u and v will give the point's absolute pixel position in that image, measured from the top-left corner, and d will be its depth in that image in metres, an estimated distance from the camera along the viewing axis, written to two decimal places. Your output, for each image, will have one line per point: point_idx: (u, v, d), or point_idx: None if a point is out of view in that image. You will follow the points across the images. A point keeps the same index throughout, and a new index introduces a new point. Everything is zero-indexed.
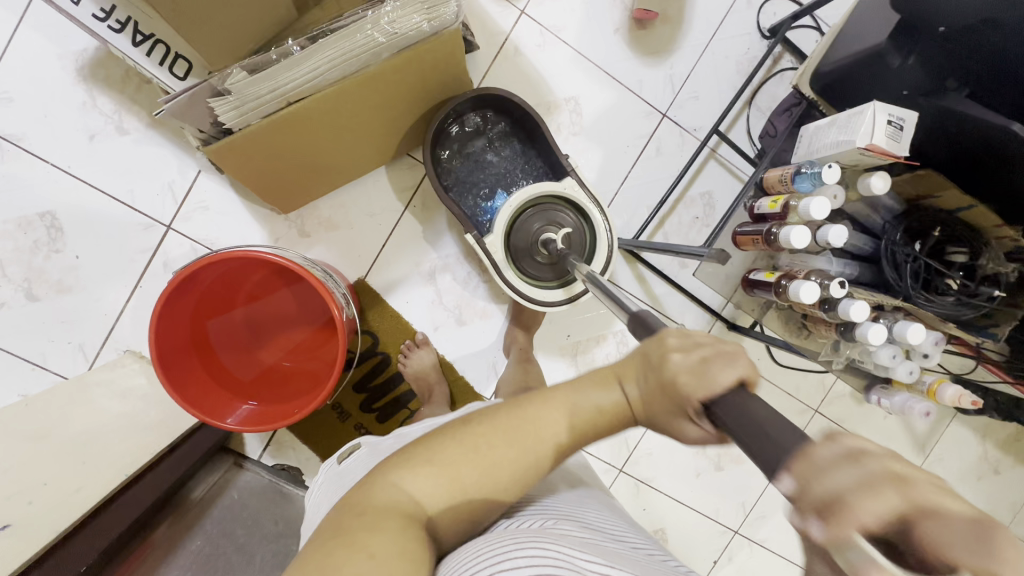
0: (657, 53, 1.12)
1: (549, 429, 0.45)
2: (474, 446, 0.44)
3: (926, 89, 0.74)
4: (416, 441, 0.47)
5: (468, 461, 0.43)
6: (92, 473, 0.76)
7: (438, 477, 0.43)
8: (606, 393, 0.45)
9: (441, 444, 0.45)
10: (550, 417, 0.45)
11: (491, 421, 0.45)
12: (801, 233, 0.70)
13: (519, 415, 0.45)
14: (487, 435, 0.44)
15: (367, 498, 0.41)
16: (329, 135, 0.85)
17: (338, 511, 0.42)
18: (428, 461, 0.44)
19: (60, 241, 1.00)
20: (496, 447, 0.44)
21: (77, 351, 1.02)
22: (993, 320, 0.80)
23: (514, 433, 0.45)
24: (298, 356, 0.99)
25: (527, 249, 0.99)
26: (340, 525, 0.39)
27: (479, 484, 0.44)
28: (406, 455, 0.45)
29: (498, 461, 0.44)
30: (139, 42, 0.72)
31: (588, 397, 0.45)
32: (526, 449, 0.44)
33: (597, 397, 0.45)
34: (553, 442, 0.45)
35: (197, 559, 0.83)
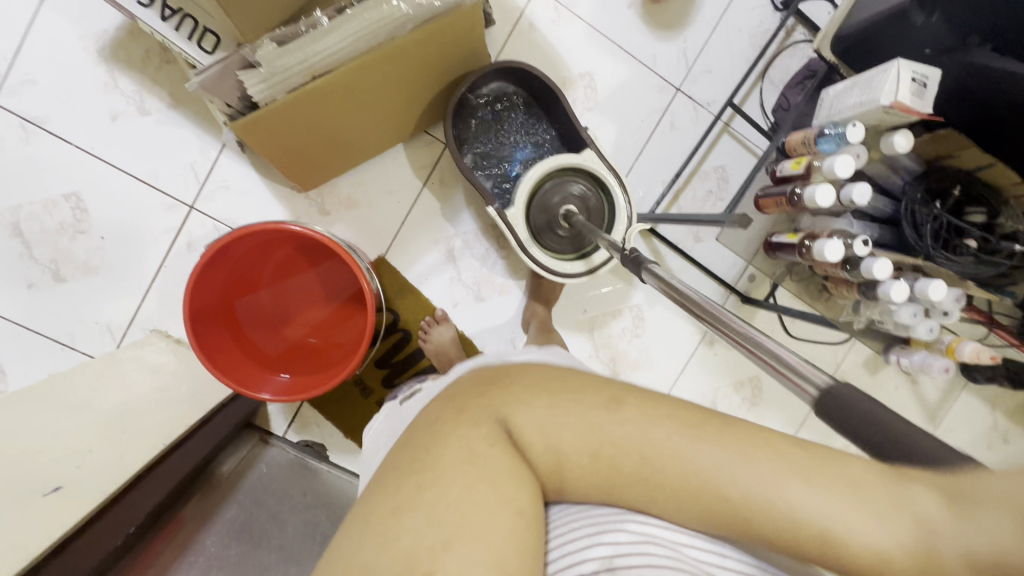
0: (670, 28, 1.13)
1: (721, 483, 0.40)
2: (600, 445, 0.42)
3: (949, 46, 0.75)
4: (534, 381, 0.47)
5: (585, 455, 0.43)
6: (134, 440, 0.78)
7: (543, 436, 0.43)
8: (810, 492, 0.38)
9: (572, 404, 0.44)
10: (699, 462, 0.40)
11: (637, 424, 0.42)
12: (825, 191, 0.71)
13: (663, 445, 0.41)
14: (623, 443, 0.42)
15: (473, 411, 0.45)
16: (353, 109, 0.87)
17: (449, 411, 0.46)
18: (546, 403, 0.44)
19: (86, 222, 1.02)
20: (620, 464, 0.42)
21: (105, 331, 1.04)
22: (1010, 279, 0.81)
23: (651, 456, 0.41)
24: (323, 332, 1.01)
25: (546, 222, 1.00)
26: (450, 430, 0.43)
27: (585, 474, 0.43)
28: (524, 391, 0.45)
29: (626, 485, 0.42)
30: (167, 16, 0.73)
31: (782, 488, 0.38)
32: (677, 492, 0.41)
33: (807, 495, 0.38)
34: (700, 497, 0.40)
35: (234, 528, 0.85)
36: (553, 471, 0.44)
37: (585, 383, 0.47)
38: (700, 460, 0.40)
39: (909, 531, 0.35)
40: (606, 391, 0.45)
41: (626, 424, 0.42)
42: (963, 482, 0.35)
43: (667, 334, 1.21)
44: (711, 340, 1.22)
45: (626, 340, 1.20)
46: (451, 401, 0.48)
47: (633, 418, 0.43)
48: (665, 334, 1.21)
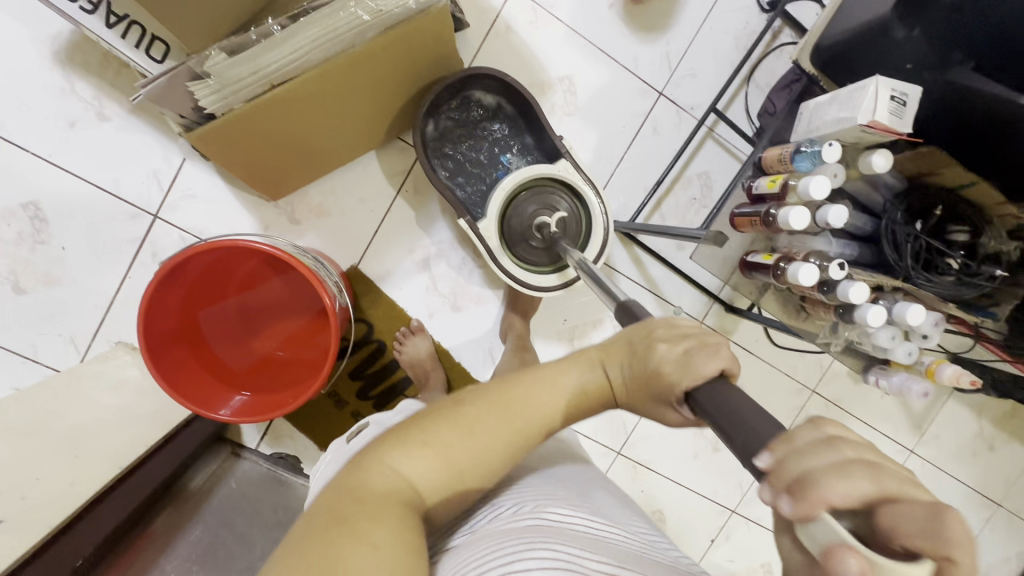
0: (652, 29, 1.09)
1: (547, 407, 0.46)
2: (470, 429, 0.44)
3: (930, 62, 0.72)
4: (404, 425, 0.45)
5: (460, 439, 0.43)
6: (86, 466, 0.75)
7: (433, 460, 0.42)
8: (591, 373, 0.46)
9: (434, 425, 0.44)
10: (543, 397, 0.46)
11: (485, 401, 0.45)
12: (799, 213, 0.69)
13: (511, 396, 0.45)
14: (477, 415, 0.44)
15: (362, 484, 0.40)
16: (315, 119, 0.83)
17: (329, 496, 0.40)
18: (424, 444, 0.43)
19: (45, 233, 0.98)
20: (481, 434, 0.44)
21: (68, 344, 1.01)
22: (993, 299, 0.79)
23: (505, 412, 0.45)
24: (292, 346, 0.99)
25: (521, 234, 0.97)
26: (338, 512, 0.38)
27: (473, 458, 0.43)
28: (400, 434, 0.44)
29: (488, 440, 0.44)
30: (113, 23, 0.69)
31: (576, 376, 0.46)
32: (515, 424, 0.45)
33: (583, 378, 0.46)
34: (546, 421, 0.46)
35: (196, 551, 0.83)
36: (454, 480, 0.43)
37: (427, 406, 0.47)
38: (540, 401, 0.45)
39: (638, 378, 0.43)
40: (451, 393, 0.47)
41: (464, 403, 0.45)
42: (639, 336, 0.44)
43: None
44: None
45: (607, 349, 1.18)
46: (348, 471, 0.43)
47: (476, 401, 0.45)
48: None
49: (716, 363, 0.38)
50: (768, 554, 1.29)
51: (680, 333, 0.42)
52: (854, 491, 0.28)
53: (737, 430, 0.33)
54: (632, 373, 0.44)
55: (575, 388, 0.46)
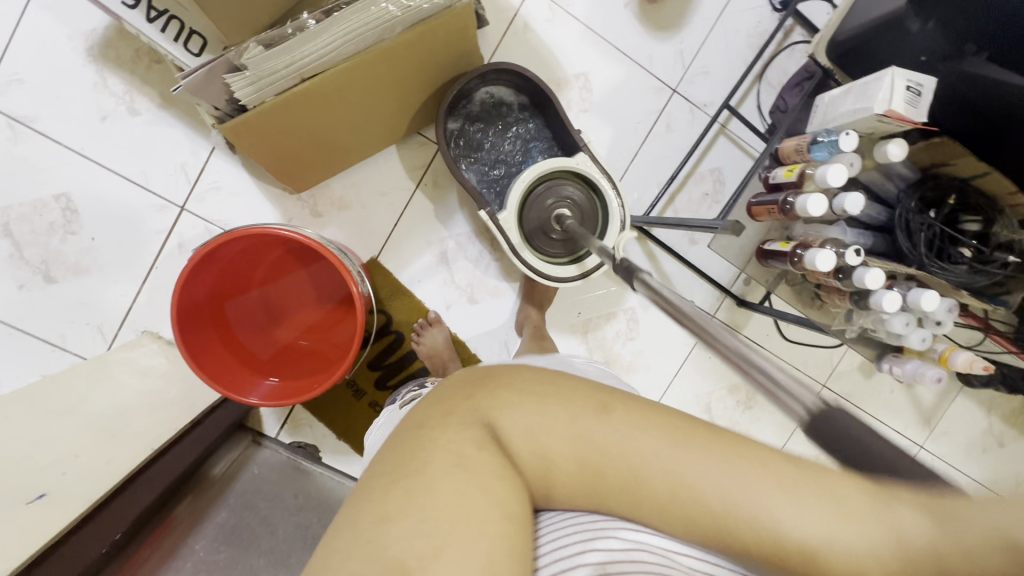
0: (666, 28, 1.11)
1: (701, 487, 0.40)
2: (601, 453, 0.42)
3: (945, 54, 0.74)
4: (543, 390, 0.45)
5: (567, 455, 0.43)
6: (120, 446, 0.78)
7: (557, 445, 0.43)
8: (792, 508, 0.38)
9: (586, 424, 0.43)
10: (705, 478, 0.40)
11: (635, 436, 0.42)
12: (818, 200, 0.71)
13: (671, 471, 0.41)
14: (617, 448, 0.42)
15: (454, 421, 0.44)
16: (343, 113, 0.86)
17: (421, 423, 0.45)
18: (556, 419, 0.43)
19: (76, 223, 1.01)
20: (609, 469, 0.42)
21: (96, 333, 1.04)
22: (1005, 289, 0.81)
23: (644, 473, 0.42)
24: (314, 335, 1.01)
25: (539, 225, 0.99)
26: (425, 441, 0.43)
27: (575, 482, 0.43)
28: (517, 397, 0.45)
29: (604, 482, 0.42)
30: (153, 18, 0.72)
31: (770, 510, 0.39)
32: (649, 493, 0.41)
33: (791, 509, 0.38)
34: (691, 512, 0.40)
35: (223, 531, 0.85)
36: (540, 476, 0.44)
37: (577, 386, 0.47)
38: (701, 478, 0.40)
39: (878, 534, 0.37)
40: (598, 396, 0.45)
41: (627, 441, 0.42)
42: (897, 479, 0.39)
43: (661, 337, 1.21)
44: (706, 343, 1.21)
45: (621, 342, 1.20)
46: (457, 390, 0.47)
47: (621, 425, 0.43)
48: (659, 336, 1.20)
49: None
50: None
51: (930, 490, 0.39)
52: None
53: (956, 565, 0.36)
54: (869, 547, 0.37)
55: (779, 522, 0.38)
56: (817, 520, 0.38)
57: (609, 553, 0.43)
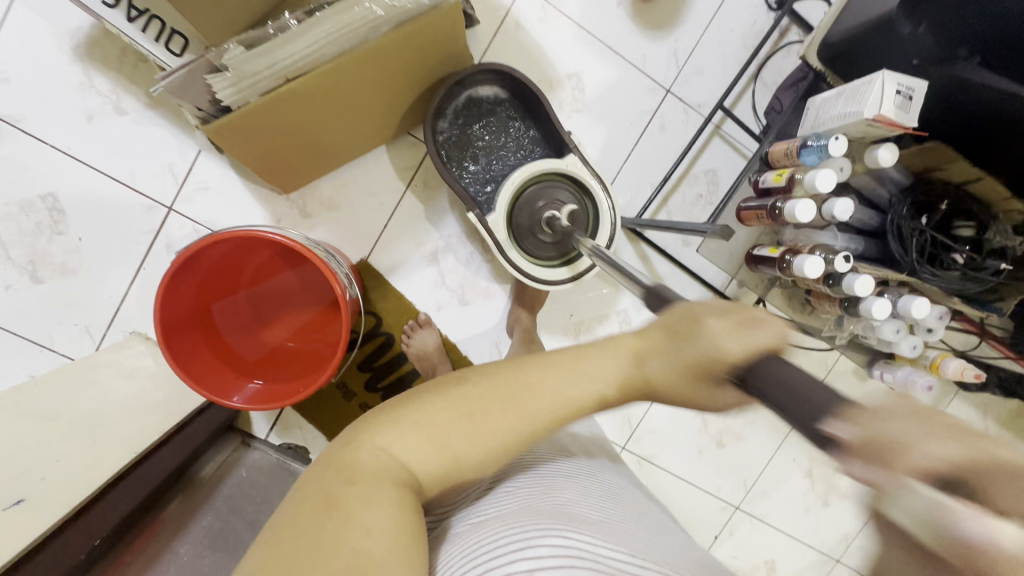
0: (659, 27, 1.10)
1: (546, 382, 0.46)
2: (456, 404, 0.45)
3: (937, 57, 0.72)
4: (399, 398, 0.47)
5: (460, 427, 0.44)
6: (102, 450, 0.77)
7: (426, 439, 0.43)
8: (617, 362, 0.47)
9: (425, 402, 0.45)
10: (552, 383, 0.46)
11: (486, 384, 0.46)
12: (806, 206, 0.70)
13: (515, 383, 0.46)
14: (475, 395, 0.45)
15: (354, 464, 0.41)
16: (329, 115, 0.85)
17: (322, 470, 0.42)
18: (405, 424, 0.44)
19: (63, 224, 1.00)
20: (466, 403, 0.45)
21: (84, 333, 1.03)
22: (998, 294, 0.79)
23: (504, 394, 0.45)
24: (302, 337, 1.00)
25: (529, 228, 0.98)
26: (342, 487, 0.39)
27: (472, 446, 0.44)
28: (389, 414, 0.45)
29: (493, 429, 0.44)
30: (133, 17, 0.71)
31: (599, 368, 0.47)
32: (523, 415, 0.45)
33: (605, 369, 0.46)
34: (556, 410, 0.46)
35: (208, 535, 0.84)
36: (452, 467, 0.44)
37: (437, 381, 0.48)
38: (551, 384, 0.46)
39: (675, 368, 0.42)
40: (454, 373, 0.49)
41: (456, 386, 0.46)
42: (680, 316, 0.43)
43: None
44: None
45: None
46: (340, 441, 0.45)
47: (477, 379, 0.47)
48: None
49: (767, 342, 0.38)
50: (772, 552, 1.29)
51: (725, 307, 0.42)
52: (949, 455, 0.26)
53: (796, 404, 0.32)
54: (671, 367, 0.43)
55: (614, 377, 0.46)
56: (610, 364, 0.47)
57: (537, 560, 0.39)
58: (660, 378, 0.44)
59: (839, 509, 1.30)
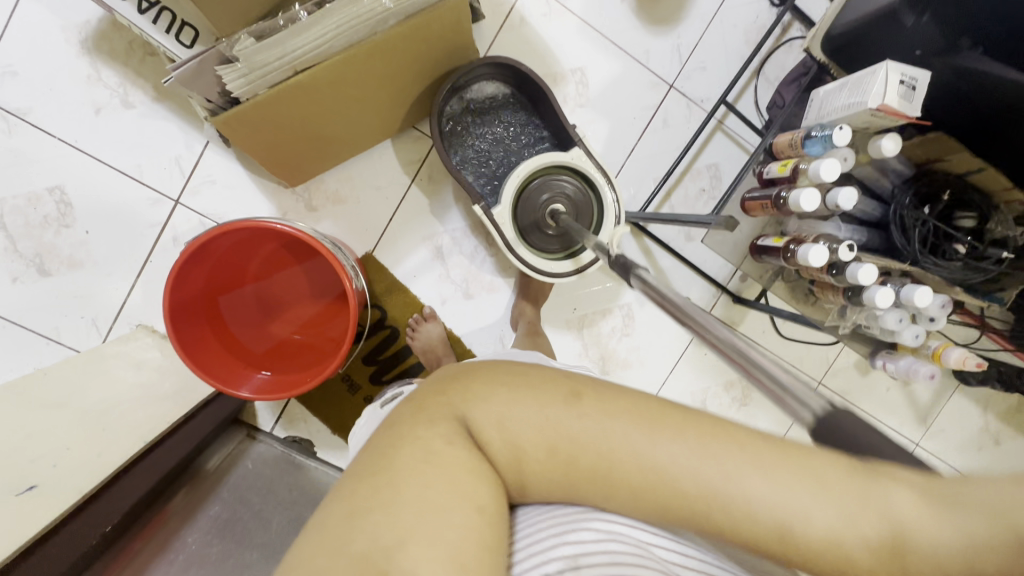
0: (663, 23, 1.11)
1: (761, 511, 0.37)
2: (559, 426, 0.42)
3: (940, 48, 0.73)
4: (494, 376, 0.45)
5: (547, 450, 0.42)
6: (111, 439, 0.78)
7: (506, 445, 0.42)
8: (828, 508, 0.36)
9: (527, 401, 0.43)
10: (712, 479, 0.38)
11: (601, 421, 0.41)
12: (811, 195, 0.71)
13: (706, 497, 0.38)
14: (586, 439, 0.41)
15: (414, 436, 0.41)
16: (337, 107, 0.86)
17: (388, 438, 0.42)
18: (502, 423, 0.42)
19: (70, 216, 1.01)
20: (570, 435, 0.41)
21: (90, 325, 1.03)
22: (999, 285, 0.81)
23: (619, 460, 0.40)
24: (308, 330, 1.01)
25: (533, 222, 0.99)
26: (409, 452, 0.41)
27: (555, 474, 0.42)
28: (478, 391, 0.44)
29: (586, 475, 0.41)
30: (145, 9, 0.72)
31: (825, 511, 0.36)
32: (636, 491, 0.40)
33: (814, 509, 0.36)
34: (693, 507, 0.39)
35: (216, 525, 0.85)
36: (517, 473, 0.43)
37: (543, 374, 0.45)
38: (722, 494, 0.38)
39: (879, 528, 0.36)
40: (566, 384, 0.44)
41: (562, 401, 0.43)
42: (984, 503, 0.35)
43: (657, 333, 1.20)
44: (702, 340, 1.21)
45: (617, 339, 1.19)
46: (408, 403, 0.46)
47: (593, 410, 0.42)
48: (655, 333, 1.20)
49: None
50: None
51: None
52: None
53: None
54: (903, 522, 0.35)
55: (859, 538, 0.36)
56: (800, 501, 0.36)
57: (581, 544, 0.42)
58: (872, 529, 0.36)
59: None
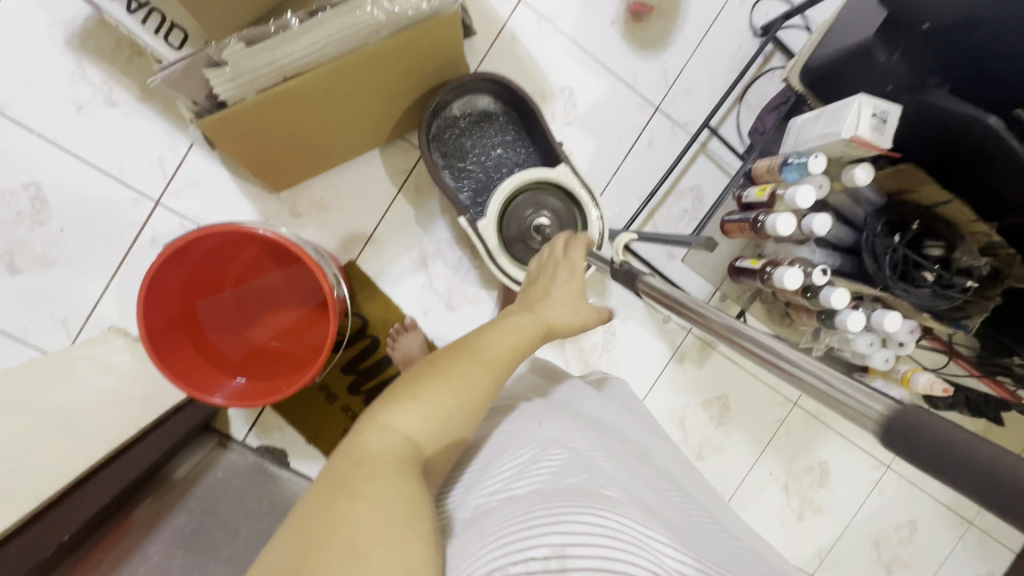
0: (651, 47, 1.14)
1: (506, 346, 0.57)
2: (446, 377, 0.52)
3: (910, 84, 0.76)
4: (402, 381, 0.53)
5: (446, 390, 0.51)
6: (75, 445, 0.75)
7: (422, 416, 0.49)
8: (530, 317, 0.61)
9: (419, 382, 0.51)
10: (496, 339, 0.57)
11: (450, 357, 0.54)
12: (786, 221, 0.74)
13: (467, 348, 0.55)
14: (452, 369, 0.52)
15: (363, 448, 0.46)
16: (326, 114, 0.85)
17: (336, 463, 0.46)
18: (410, 402, 0.50)
19: (44, 213, 0.99)
20: (458, 381, 0.52)
21: (60, 326, 1.01)
22: (965, 312, 0.86)
23: (468, 359, 0.54)
24: (287, 337, 1.00)
25: (519, 235, 1.00)
26: (344, 475, 0.44)
27: (464, 406, 0.51)
28: (390, 399, 0.51)
29: (468, 390, 0.52)
30: (134, 9, 0.72)
31: (517, 321, 0.60)
32: (484, 370, 0.54)
33: (526, 323, 0.60)
34: (508, 361, 0.56)
35: (181, 537, 0.82)
36: (447, 432, 0.50)
37: (416, 367, 0.55)
38: (494, 341, 0.57)
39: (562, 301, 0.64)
40: (428, 359, 0.55)
41: (445, 369, 0.53)
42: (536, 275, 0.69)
43: (638, 349, 1.21)
44: (682, 357, 1.22)
45: (599, 354, 1.20)
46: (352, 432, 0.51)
47: (441, 356, 0.55)
48: (635, 348, 1.21)
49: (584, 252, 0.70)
50: None
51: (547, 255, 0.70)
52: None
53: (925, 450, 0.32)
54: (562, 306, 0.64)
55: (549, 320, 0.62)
56: (523, 320, 0.61)
57: (569, 535, 0.40)
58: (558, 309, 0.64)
59: (813, 524, 1.30)
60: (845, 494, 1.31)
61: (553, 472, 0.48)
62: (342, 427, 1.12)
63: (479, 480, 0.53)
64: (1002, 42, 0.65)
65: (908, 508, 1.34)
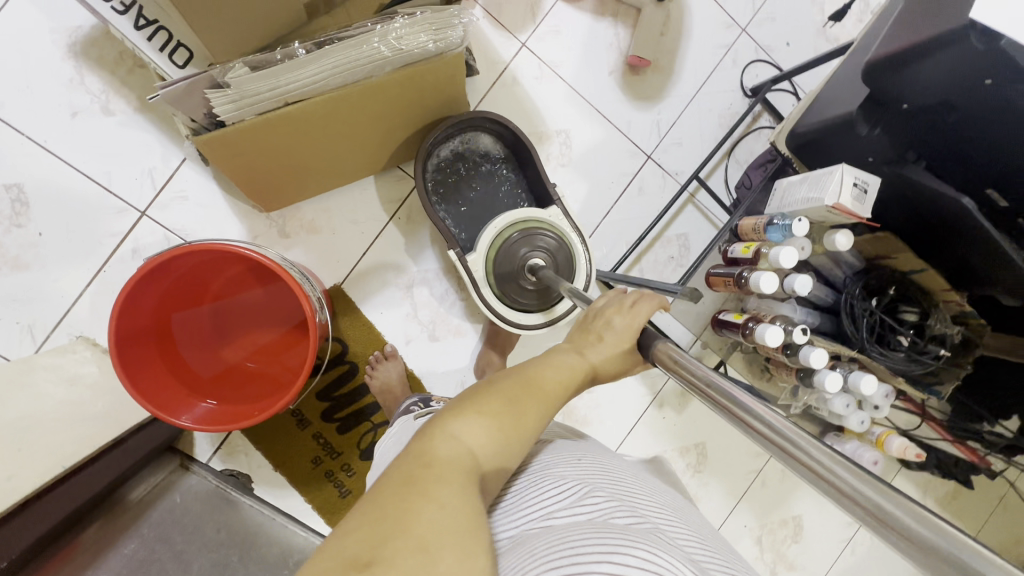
0: (647, 99, 1.18)
1: (563, 377, 0.55)
2: (511, 399, 0.50)
3: (889, 158, 0.81)
4: (465, 395, 0.52)
5: (509, 411, 0.49)
6: (26, 461, 0.71)
7: (487, 431, 0.47)
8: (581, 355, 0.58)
9: (484, 397, 0.50)
10: (556, 373, 0.54)
11: (509, 380, 0.52)
12: (769, 279, 0.76)
13: (531, 375, 0.53)
14: (511, 388, 0.51)
15: (430, 452, 0.45)
16: (325, 139, 0.86)
17: (403, 458, 0.45)
18: (475, 415, 0.48)
19: (25, 216, 0.97)
20: (509, 417, 0.49)
21: (25, 333, 0.97)
22: (937, 378, 0.89)
23: (529, 385, 0.52)
24: (262, 357, 0.98)
25: (511, 274, 0.98)
26: (409, 474, 0.43)
27: (527, 427, 0.50)
28: (457, 407, 0.49)
29: (528, 415, 0.50)
30: (141, 25, 0.73)
31: (569, 356, 0.58)
32: (544, 398, 0.52)
33: (579, 358, 0.58)
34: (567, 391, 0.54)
35: (130, 563, 0.79)
36: (507, 454, 0.48)
37: (480, 384, 0.53)
38: (553, 372, 0.55)
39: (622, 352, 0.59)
40: (485, 380, 0.54)
41: (506, 391, 0.51)
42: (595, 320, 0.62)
43: (618, 391, 1.21)
44: (662, 403, 1.22)
45: (578, 394, 1.19)
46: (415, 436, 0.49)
47: (504, 378, 0.53)
48: (616, 390, 1.21)
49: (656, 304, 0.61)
50: None
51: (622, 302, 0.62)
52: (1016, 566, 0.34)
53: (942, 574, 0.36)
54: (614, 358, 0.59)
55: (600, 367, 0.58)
56: (575, 356, 0.58)
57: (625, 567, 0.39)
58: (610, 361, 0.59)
59: None
60: (817, 551, 1.30)
61: (604, 503, 0.47)
62: (312, 454, 1.09)
63: (524, 500, 0.51)
64: (974, 127, 0.69)
65: (879, 568, 1.33)
